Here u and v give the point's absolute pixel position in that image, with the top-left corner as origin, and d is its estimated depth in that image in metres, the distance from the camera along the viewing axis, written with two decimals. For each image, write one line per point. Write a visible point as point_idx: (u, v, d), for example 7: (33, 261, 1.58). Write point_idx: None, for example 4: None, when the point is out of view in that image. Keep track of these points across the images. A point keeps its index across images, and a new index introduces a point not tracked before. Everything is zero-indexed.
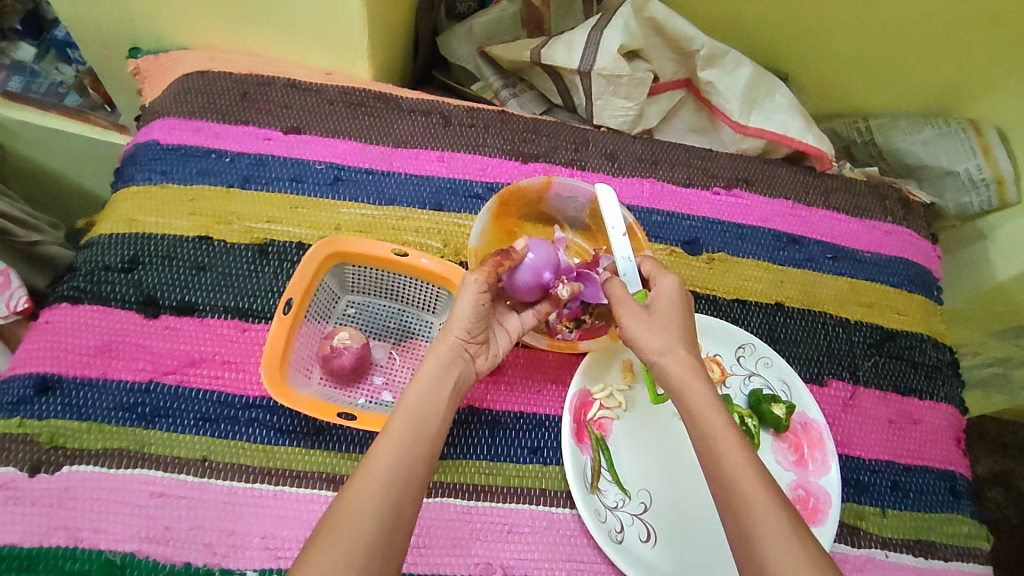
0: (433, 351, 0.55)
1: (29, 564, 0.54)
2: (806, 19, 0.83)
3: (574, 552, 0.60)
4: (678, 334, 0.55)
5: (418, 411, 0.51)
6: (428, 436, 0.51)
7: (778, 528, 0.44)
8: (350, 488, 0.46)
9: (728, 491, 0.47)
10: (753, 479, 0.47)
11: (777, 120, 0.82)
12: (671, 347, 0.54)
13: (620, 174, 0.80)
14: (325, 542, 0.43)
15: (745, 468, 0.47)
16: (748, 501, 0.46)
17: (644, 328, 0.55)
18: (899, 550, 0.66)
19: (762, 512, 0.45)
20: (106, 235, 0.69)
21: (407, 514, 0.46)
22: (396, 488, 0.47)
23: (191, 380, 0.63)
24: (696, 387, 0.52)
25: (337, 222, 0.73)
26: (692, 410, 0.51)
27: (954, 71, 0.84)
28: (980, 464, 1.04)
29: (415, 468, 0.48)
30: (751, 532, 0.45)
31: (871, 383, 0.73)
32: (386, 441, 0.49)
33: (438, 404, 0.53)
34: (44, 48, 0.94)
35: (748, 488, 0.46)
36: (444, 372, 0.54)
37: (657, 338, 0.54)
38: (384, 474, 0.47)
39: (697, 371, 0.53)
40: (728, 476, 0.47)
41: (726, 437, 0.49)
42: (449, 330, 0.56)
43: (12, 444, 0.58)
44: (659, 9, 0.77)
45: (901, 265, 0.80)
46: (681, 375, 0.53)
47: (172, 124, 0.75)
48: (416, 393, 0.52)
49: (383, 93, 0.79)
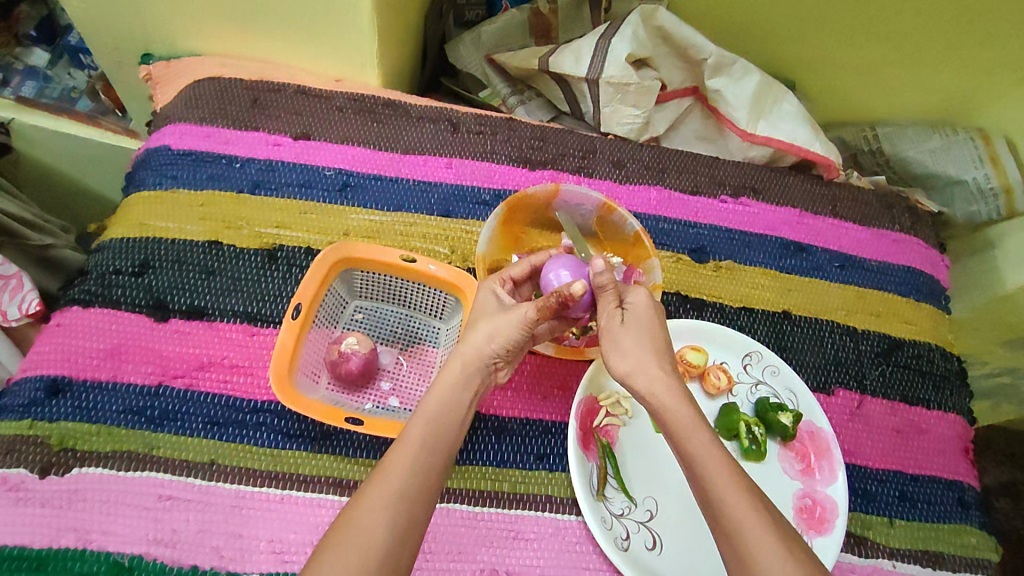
0: (457, 356, 0.54)
1: (38, 564, 0.55)
2: (814, 28, 0.84)
3: (579, 559, 0.60)
4: (650, 348, 0.53)
5: (436, 420, 0.51)
6: (444, 446, 0.50)
7: (768, 548, 0.43)
8: (362, 495, 0.46)
9: (717, 513, 0.46)
10: (741, 497, 0.45)
11: (786, 129, 0.82)
12: (643, 365, 0.52)
13: (627, 182, 0.80)
14: (335, 551, 0.43)
15: (733, 487, 0.46)
16: (737, 523, 0.44)
17: (615, 340, 0.54)
18: (906, 561, 0.65)
19: (754, 534, 0.44)
20: (118, 239, 0.70)
21: (417, 526, 0.46)
22: (409, 498, 0.46)
23: (199, 383, 0.64)
24: (674, 402, 0.50)
25: (346, 228, 0.73)
26: (673, 426, 0.50)
27: (961, 81, 0.84)
28: (987, 474, 1.04)
29: (429, 478, 0.48)
30: (746, 555, 0.43)
31: (878, 392, 0.73)
32: (401, 450, 0.49)
33: (457, 413, 0.52)
34: (58, 54, 0.93)
35: (737, 510, 0.45)
36: (466, 380, 0.53)
37: (624, 354, 0.53)
38: (398, 483, 0.47)
39: (674, 383, 0.52)
40: (716, 496, 0.46)
41: (712, 457, 0.47)
42: (483, 339, 0.54)
43: (22, 445, 0.59)
44: (667, 18, 0.78)
45: (908, 274, 0.80)
46: (654, 387, 0.51)
47: (183, 129, 0.76)
48: (436, 400, 0.52)
49: (392, 101, 0.80)
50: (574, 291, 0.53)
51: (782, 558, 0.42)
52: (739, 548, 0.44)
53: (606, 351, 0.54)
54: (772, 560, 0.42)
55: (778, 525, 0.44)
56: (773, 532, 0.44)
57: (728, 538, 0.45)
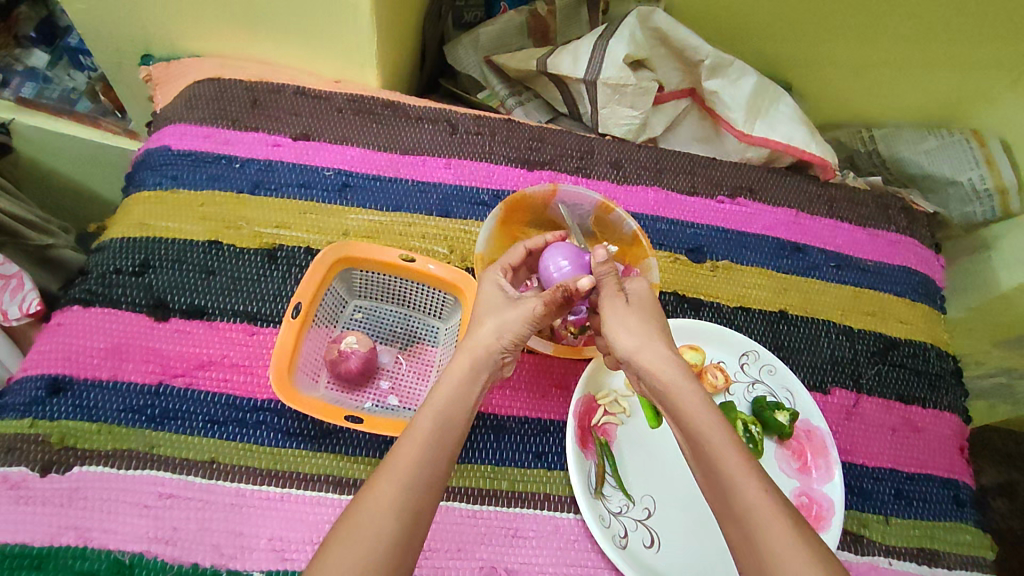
0: (467, 351, 0.54)
1: (39, 562, 0.55)
2: (810, 30, 0.84)
3: (578, 557, 0.61)
4: (654, 330, 0.54)
5: (445, 415, 0.51)
6: (453, 439, 0.50)
7: (781, 530, 0.43)
8: (371, 489, 0.46)
9: (726, 496, 0.46)
10: (753, 479, 0.45)
11: (782, 130, 0.82)
12: (647, 343, 0.53)
13: (625, 182, 0.80)
14: (344, 541, 0.43)
15: (743, 470, 0.46)
16: (746, 506, 0.44)
17: (621, 323, 0.54)
18: (902, 558, 0.66)
19: (764, 516, 0.43)
20: (119, 239, 0.70)
21: (424, 519, 0.46)
22: (418, 490, 0.46)
23: (200, 382, 0.64)
24: (681, 385, 0.50)
25: (345, 228, 0.74)
26: (681, 410, 0.50)
27: (955, 83, 0.85)
28: (984, 475, 1.04)
29: (437, 473, 0.48)
30: (755, 537, 0.43)
31: (874, 391, 0.73)
32: (410, 443, 0.49)
33: (465, 407, 0.52)
34: (58, 55, 0.93)
35: (747, 492, 0.45)
36: (474, 375, 0.54)
37: (631, 336, 0.53)
38: (408, 476, 0.47)
39: (680, 369, 0.51)
40: (726, 479, 0.46)
41: (720, 439, 0.47)
42: (491, 335, 0.55)
43: (23, 443, 0.59)
44: (664, 20, 0.78)
45: (904, 273, 0.80)
46: (662, 370, 0.51)
47: (183, 130, 0.76)
48: (446, 395, 0.52)
49: (392, 102, 0.80)
50: (581, 285, 0.54)
51: (794, 540, 0.42)
52: (748, 530, 0.44)
53: (610, 334, 0.54)
54: (784, 542, 0.42)
55: (788, 508, 0.44)
56: (785, 514, 0.43)
57: (737, 520, 0.45)
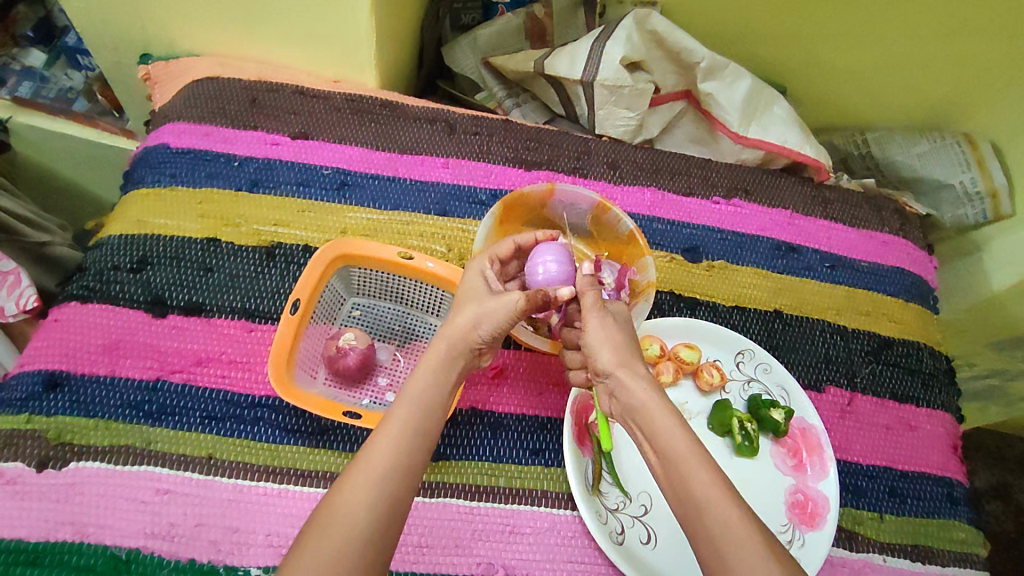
0: (441, 341, 0.55)
1: (35, 558, 0.55)
2: (805, 35, 0.85)
3: (575, 554, 0.61)
4: (638, 352, 0.54)
5: (418, 401, 0.51)
6: (427, 429, 0.51)
7: (753, 550, 0.42)
8: (345, 480, 0.46)
9: (698, 515, 0.45)
10: (727, 499, 0.45)
11: (777, 131, 0.83)
12: (630, 362, 0.53)
13: (620, 183, 0.81)
14: (318, 535, 0.43)
15: (716, 488, 0.46)
16: (722, 524, 0.44)
17: (607, 337, 0.54)
18: (897, 555, 0.66)
19: (735, 533, 0.43)
20: (116, 235, 0.70)
21: (401, 507, 0.46)
22: (390, 480, 0.46)
23: (197, 379, 0.64)
24: (658, 404, 0.51)
25: (343, 226, 0.74)
26: (656, 427, 0.50)
27: (946, 89, 0.86)
28: (978, 476, 1.05)
29: (413, 461, 0.48)
30: (724, 552, 0.43)
31: (869, 390, 0.74)
32: (385, 433, 0.49)
33: (439, 398, 0.53)
34: (55, 54, 0.92)
35: (722, 510, 0.45)
36: (448, 365, 0.54)
37: (618, 352, 0.54)
38: (383, 463, 0.47)
39: (659, 392, 0.51)
40: (700, 494, 0.46)
41: (690, 456, 0.47)
42: (468, 323, 0.55)
43: (19, 439, 0.59)
44: (660, 22, 0.79)
45: (896, 273, 0.81)
46: (642, 391, 0.51)
47: (181, 128, 0.76)
48: (420, 383, 0.52)
49: (390, 101, 0.81)
50: (561, 295, 0.56)
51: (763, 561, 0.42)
52: (719, 547, 0.44)
53: (594, 348, 0.54)
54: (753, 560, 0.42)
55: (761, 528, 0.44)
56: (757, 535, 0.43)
57: (707, 534, 0.44)
